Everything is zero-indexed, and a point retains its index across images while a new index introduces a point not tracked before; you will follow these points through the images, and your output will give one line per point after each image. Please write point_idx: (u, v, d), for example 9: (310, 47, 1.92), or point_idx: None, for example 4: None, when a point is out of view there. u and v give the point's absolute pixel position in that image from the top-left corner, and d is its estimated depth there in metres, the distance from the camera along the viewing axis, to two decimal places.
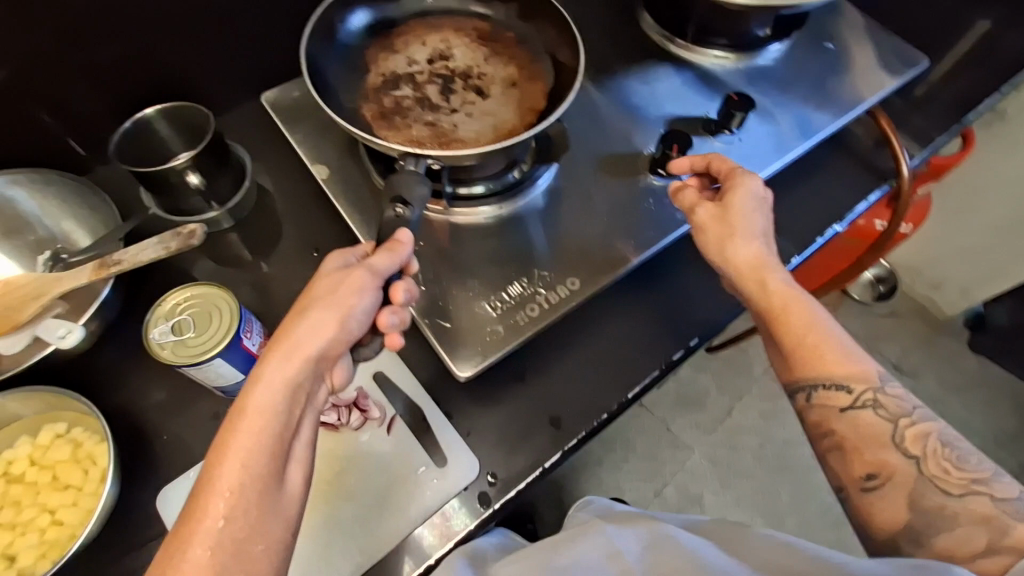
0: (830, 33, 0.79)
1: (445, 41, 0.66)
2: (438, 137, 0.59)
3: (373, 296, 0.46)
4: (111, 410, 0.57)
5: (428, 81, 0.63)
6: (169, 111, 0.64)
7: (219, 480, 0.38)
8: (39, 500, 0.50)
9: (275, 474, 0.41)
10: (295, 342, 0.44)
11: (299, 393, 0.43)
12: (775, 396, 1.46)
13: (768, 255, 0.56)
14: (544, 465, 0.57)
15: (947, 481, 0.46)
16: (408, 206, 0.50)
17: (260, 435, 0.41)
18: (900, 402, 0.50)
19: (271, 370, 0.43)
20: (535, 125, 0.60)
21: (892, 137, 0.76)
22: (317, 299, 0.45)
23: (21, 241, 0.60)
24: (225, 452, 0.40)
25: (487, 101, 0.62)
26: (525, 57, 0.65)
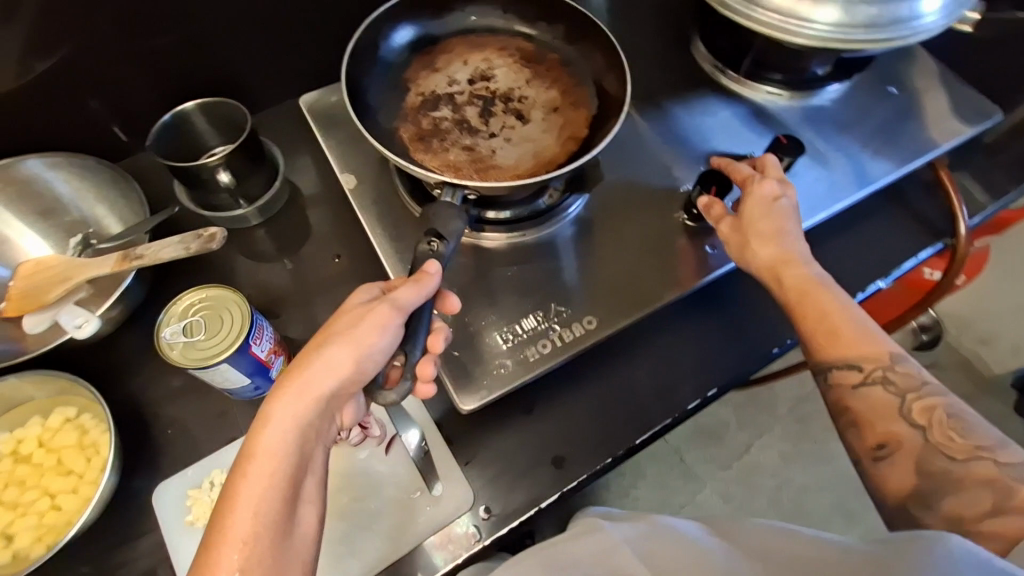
0: (895, 76, 0.75)
1: (487, 61, 0.64)
2: (476, 162, 0.58)
3: (393, 333, 0.46)
4: (121, 399, 0.58)
5: (468, 102, 0.61)
6: (207, 107, 0.64)
7: (232, 531, 0.38)
8: (42, 483, 0.51)
9: (289, 520, 0.40)
10: (308, 382, 0.44)
11: (311, 432, 0.44)
12: (797, 438, 1.40)
13: (794, 244, 0.58)
14: (541, 505, 0.56)
15: (951, 446, 0.47)
16: (443, 240, 0.49)
17: (273, 479, 0.41)
18: (911, 378, 0.51)
19: (283, 410, 0.43)
20: (575, 154, 0.58)
21: (950, 193, 0.72)
22: (332, 335, 0.45)
23: (54, 223, 0.62)
24: (238, 500, 0.39)
25: (526, 126, 0.60)
26: (569, 81, 0.63)
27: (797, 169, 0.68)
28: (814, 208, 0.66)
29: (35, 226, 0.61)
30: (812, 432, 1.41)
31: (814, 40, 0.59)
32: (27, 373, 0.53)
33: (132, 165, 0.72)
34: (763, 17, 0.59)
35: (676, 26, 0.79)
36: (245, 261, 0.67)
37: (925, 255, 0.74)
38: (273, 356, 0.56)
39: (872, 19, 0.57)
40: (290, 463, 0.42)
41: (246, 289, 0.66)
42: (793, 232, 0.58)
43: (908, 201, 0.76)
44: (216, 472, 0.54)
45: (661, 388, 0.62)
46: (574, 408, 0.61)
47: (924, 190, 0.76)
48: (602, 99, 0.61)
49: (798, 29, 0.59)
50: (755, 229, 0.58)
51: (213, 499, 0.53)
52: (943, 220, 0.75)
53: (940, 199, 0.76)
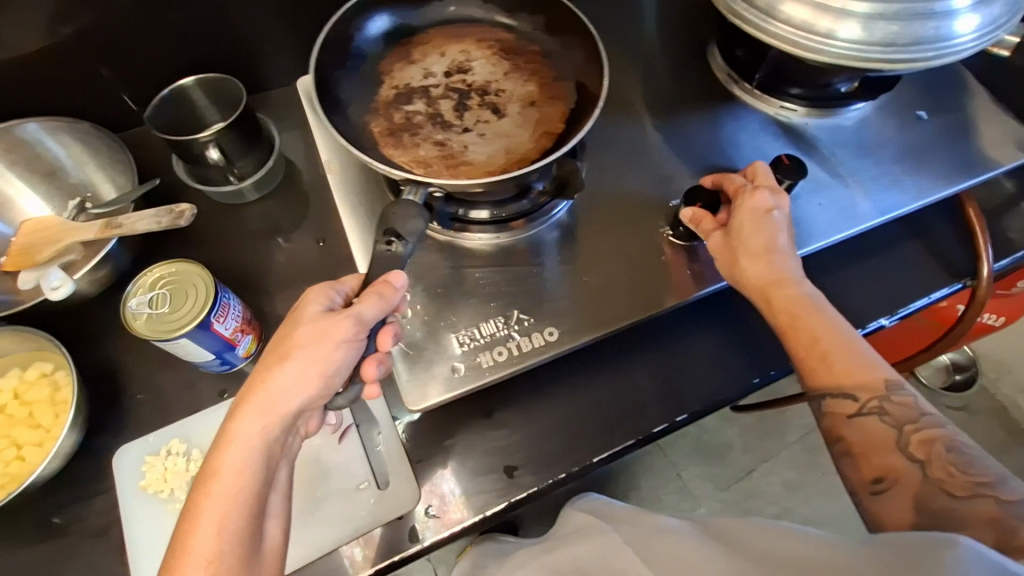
0: (925, 97, 0.69)
1: (465, 52, 0.64)
2: (446, 158, 0.57)
3: (351, 344, 0.45)
4: (96, 363, 0.60)
5: (443, 95, 0.61)
6: (205, 82, 0.65)
7: (194, 551, 0.39)
8: (12, 434, 0.54)
9: (252, 538, 0.41)
10: (273, 399, 0.44)
11: (274, 447, 0.44)
12: (804, 468, 1.34)
13: (788, 268, 0.54)
14: (486, 513, 0.55)
15: (951, 483, 0.42)
16: (402, 240, 0.48)
17: (235, 498, 0.41)
18: (908, 409, 0.48)
19: (246, 427, 0.43)
20: (549, 150, 0.57)
21: (978, 233, 0.67)
22: (293, 349, 0.45)
23: (56, 186, 0.64)
24: (199, 520, 0.40)
25: (501, 121, 0.59)
26: (548, 74, 0.61)
27: (801, 192, 0.63)
28: (813, 234, 0.61)
29: (37, 187, 0.64)
30: (821, 463, 1.35)
31: (835, 58, 0.54)
32: (6, 328, 0.56)
33: (137, 134, 0.73)
34: (777, 30, 0.55)
35: (693, 32, 0.75)
36: (231, 237, 0.68)
37: (940, 296, 0.68)
38: (239, 335, 0.56)
39: (892, 37, 0.53)
40: (253, 482, 0.42)
41: (229, 264, 0.67)
42: (783, 247, 0.55)
43: (929, 236, 0.71)
44: (174, 441, 0.56)
45: (629, 408, 0.60)
46: (535, 418, 0.59)
47: (950, 227, 0.71)
48: (579, 93, 0.59)
49: (816, 46, 0.54)
50: (745, 246, 0.55)
51: (167, 467, 0.55)
52: (966, 259, 0.69)
53: (965, 237, 0.70)
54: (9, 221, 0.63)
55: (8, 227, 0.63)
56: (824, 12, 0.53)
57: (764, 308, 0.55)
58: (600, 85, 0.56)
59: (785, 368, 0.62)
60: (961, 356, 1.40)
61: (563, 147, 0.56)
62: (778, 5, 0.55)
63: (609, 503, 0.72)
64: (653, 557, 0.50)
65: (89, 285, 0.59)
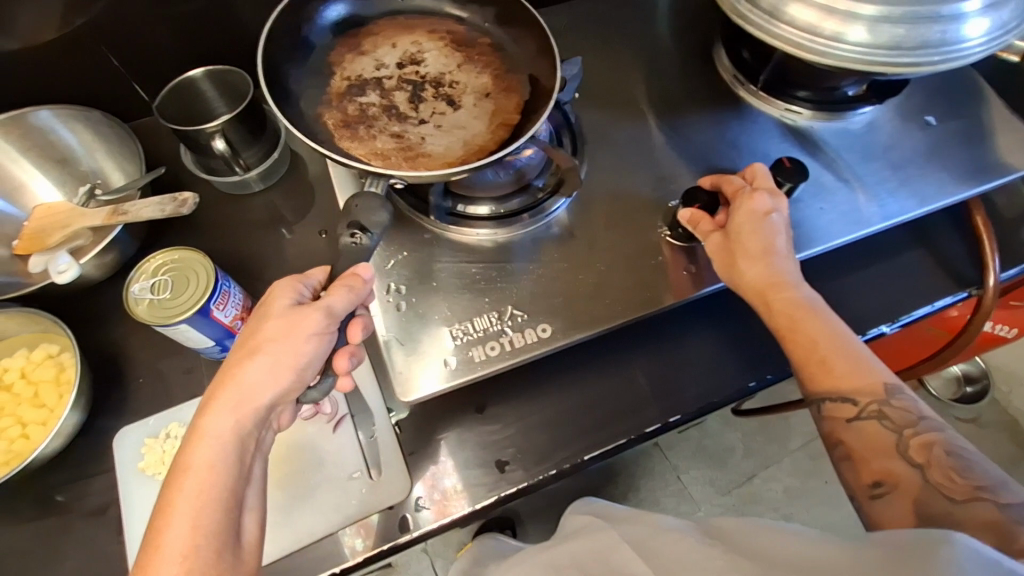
0: (934, 102, 0.68)
1: (416, 43, 0.64)
2: (404, 150, 0.58)
3: (321, 337, 0.47)
4: (100, 346, 0.61)
5: (396, 87, 0.61)
6: (214, 74, 0.66)
7: (168, 545, 0.38)
8: (17, 412, 0.56)
9: (229, 530, 0.41)
10: (243, 393, 0.45)
11: (247, 441, 0.45)
12: (806, 475, 1.33)
13: (785, 271, 0.54)
14: (475, 506, 0.56)
15: (951, 487, 0.42)
16: (366, 232, 0.49)
17: (208, 491, 0.41)
18: (908, 412, 0.47)
19: (217, 421, 0.44)
20: (507, 141, 0.58)
21: (985, 242, 0.65)
22: (262, 344, 0.45)
23: (67, 172, 0.66)
24: (172, 514, 0.40)
25: (456, 113, 0.61)
26: (500, 66, 0.63)
27: (801, 196, 0.62)
28: (814, 238, 0.61)
29: (49, 173, 0.66)
30: (823, 471, 1.34)
31: (844, 62, 0.54)
32: (14, 309, 0.57)
33: (147, 124, 0.74)
34: (782, 33, 0.55)
35: (699, 33, 0.74)
36: (235, 226, 0.69)
37: (944, 305, 0.67)
38: (239, 322, 0.57)
39: (898, 40, 0.52)
40: (225, 476, 0.42)
41: (232, 253, 0.68)
42: (782, 249, 0.54)
43: (934, 243, 0.70)
44: (173, 425, 0.57)
45: (621, 407, 0.60)
46: (528, 414, 0.60)
47: (956, 234, 0.70)
48: (534, 85, 0.60)
49: (824, 49, 0.53)
50: (744, 248, 0.54)
51: (165, 450, 0.56)
52: (971, 268, 0.68)
53: (972, 245, 0.69)
54: (20, 206, 0.64)
55: (20, 212, 0.64)
56: (830, 15, 0.53)
57: (763, 312, 0.54)
58: (554, 77, 0.56)
59: (782, 372, 0.62)
60: (972, 368, 1.37)
61: (519, 138, 0.57)
62: (784, 6, 0.54)
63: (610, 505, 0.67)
64: (654, 556, 0.46)
65: (95, 270, 0.60)
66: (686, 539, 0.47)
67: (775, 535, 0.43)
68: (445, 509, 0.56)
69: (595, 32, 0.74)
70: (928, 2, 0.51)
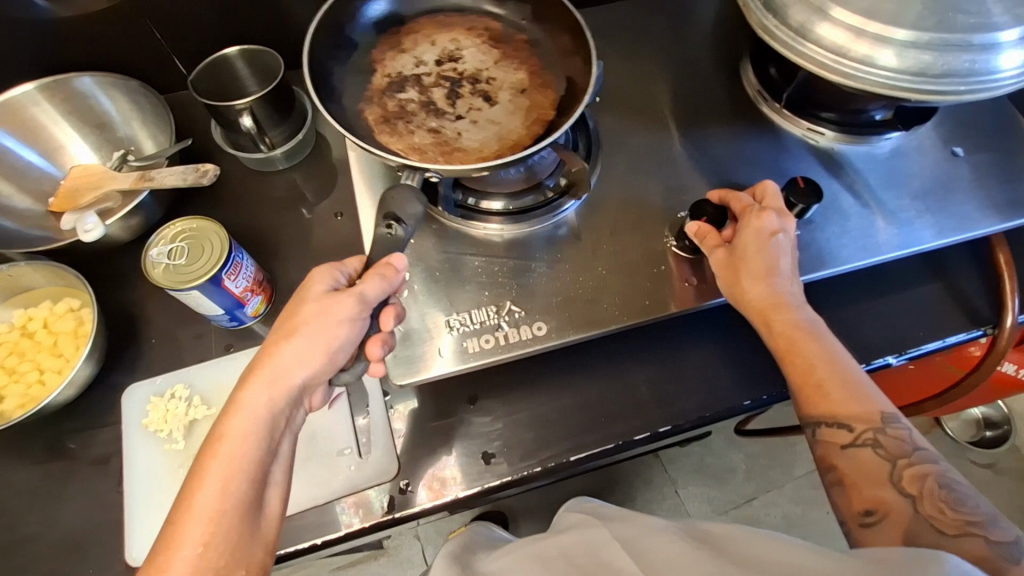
0: (962, 132, 0.66)
1: (455, 41, 0.66)
2: (442, 145, 0.59)
3: (356, 323, 0.47)
4: (118, 304, 0.64)
5: (435, 83, 0.63)
6: (247, 53, 0.69)
7: (197, 506, 0.41)
8: (37, 359, 0.59)
9: (254, 499, 0.43)
10: (280, 371, 0.46)
11: (279, 418, 0.46)
12: (807, 503, 1.30)
13: (788, 296, 0.53)
14: (458, 494, 0.57)
15: (942, 520, 0.41)
16: (401, 223, 0.51)
17: (240, 459, 0.43)
18: (902, 443, 0.46)
19: (254, 397, 0.45)
20: (541, 137, 0.59)
21: (1005, 280, 0.63)
22: (299, 326, 0.46)
23: (105, 138, 0.70)
24: (202, 480, 0.42)
25: (493, 108, 0.62)
26: (537, 63, 0.64)
27: (815, 218, 0.61)
28: (824, 262, 0.59)
29: (87, 137, 0.69)
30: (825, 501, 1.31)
31: (875, 87, 0.53)
32: (41, 263, 0.60)
33: (181, 98, 0.77)
34: (812, 53, 0.54)
35: (727, 47, 0.74)
36: (256, 202, 0.72)
37: (957, 341, 0.65)
38: (249, 294, 0.60)
39: (923, 67, 0.51)
40: (256, 450, 0.44)
41: (250, 227, 0.70)
42: (785, 271, 0.53)
43: (952, 278, 0.68)
44: (178, 386, 0.60)
45: (613, 411, 0.60)
46: (518, 410, 0.60)
47: (977, 271, 0.68)
48: (568, 85, 0.61)
49: (853, 71, 0.53)
50: (747, 267, 0.53)
51: (168, 408, 0.58)
52: (989, 306, 0.66)
53: (992, 284, 0.67)
54: (59, 166, 0.68)
55: (58, 171, 0.68)
56: (861, 37, 0.52)
57: (763, 334, 0.54)
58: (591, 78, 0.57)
59: (778, 394, 0.61)
60: (994, 411, 1.34)
61: (553, 136, 0.58)
62: (812, 25, 0.53)
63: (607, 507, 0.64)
64: (646, 558, 0.46)
65: (121, 232, 0.63)
66: (657, 543, 0.47)
67: (759, 540, 0.44)
68: (438, 491, 0.57)
69: (626, 40, 0.74)
70: (961, 29, 0.50)
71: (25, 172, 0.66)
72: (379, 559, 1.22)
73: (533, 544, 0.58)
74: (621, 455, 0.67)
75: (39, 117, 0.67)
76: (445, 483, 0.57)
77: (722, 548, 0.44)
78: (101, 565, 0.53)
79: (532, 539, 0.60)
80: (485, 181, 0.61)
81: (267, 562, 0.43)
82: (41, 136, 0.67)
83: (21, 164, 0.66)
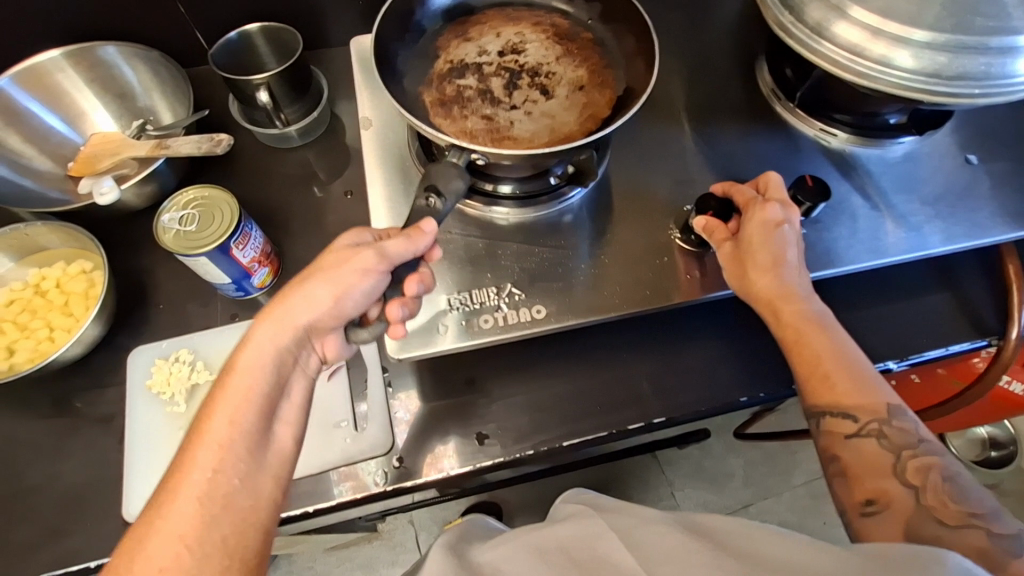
0: (978, 140, 0.65)
1: (520, 35, 0.66)
2: (492, 132, 0.59)
3: (378, 278, 0.48)
4: (130, 269, 0.65)
5: (495, 74, 0.63)
6: (269, 30, 0.70)
7: (209, 433, 0.40)
8: (47, 317, 0.61)
9: (262, 433, 0.42)
10: (290, 310, 0.46)
11: (287, 358, 0.46)
12: (804, 513, 1.29)
13: (798, 286, 0.53)
14: (449, 472, 0.57)
15: (944, 511, 0.42)
16: (441, 198, 0.49)
17: (251, 393, 0.43)
18: (906, 435, 0.47)
19: (262, 333, 0.45)
20: (592, 132, 0.59)
21: (1014, 292, 0.62)
22: (318, 269, 0.47)
23: (126, 108, 0.71)
24: (214, 411, 0.41)
25: (549, 101, 0.62)
26: (598, 61, 0.64)
27: (821, 217, 0.61)
28: (827, 261, 0.59)
29: (109, 105, 0.71)
30: (822, 512, 1.29)
31: (886, 86, 0.52)
32: (57, 223, 0.62)
33: (202, 72, 0.79)
34: (827, 52, 0.54)
35: (745, 45, 0.74)
36: (269, 177, 0.73)
37: (960, 350, 0.65)
38: (256, 265, 0.61)
39: (937, 68, 0.50)
40: (265, 384, 0.44)
41: (262, 201, 0.71)
42: (792, 262, 0.53)
43: (959, 286, 0.67)
44: (183, 350, 0.61)
45: (610, 401, 0.61)
46: (514, 394, 0.61)
47: (985, 280, 0.67)
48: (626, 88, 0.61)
49: (867, 71, 0.52)
50: (753, 259, 0.53)
51: (172, 371, 0.59)
52: (996, 318, 0.65)
53: (1001, 296, 0.66)
54: (81, 132, 0.70)
55: (79, 137, 0.70)
56: (878, 37, 0.51)
57: (767, 326, 0.54)
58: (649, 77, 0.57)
59: (775, 393, 0.61)
60: (1000, 432, 1.32)
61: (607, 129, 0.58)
62: (829, 24, 0.53)
63: (601, 498, 0.64)
64: (643, 551, 0.46)
65: (136, 199, 0.64)
66: (654, 532, 0.48)
67: (754, 533, 0.44)
68: (430, 468, 0.58)
69: None
70: (978, 32, 0.49)
71: (47, 135, 0.68)
72: (372, 542, 1.23)
73: (524, 529, 0.58)
74: (616, 445, 0.67)
75: (63, 83, 0.68)
76: (441, 459, 0.58)
77: (719, 541, 0.45)
78: (99, 520, 0.54)
79: (528, 528, 0.58)
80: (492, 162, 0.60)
81: (278, 501, 0.41)
82: (65, 102, 0.69)
83: (43, 127, 0.68)
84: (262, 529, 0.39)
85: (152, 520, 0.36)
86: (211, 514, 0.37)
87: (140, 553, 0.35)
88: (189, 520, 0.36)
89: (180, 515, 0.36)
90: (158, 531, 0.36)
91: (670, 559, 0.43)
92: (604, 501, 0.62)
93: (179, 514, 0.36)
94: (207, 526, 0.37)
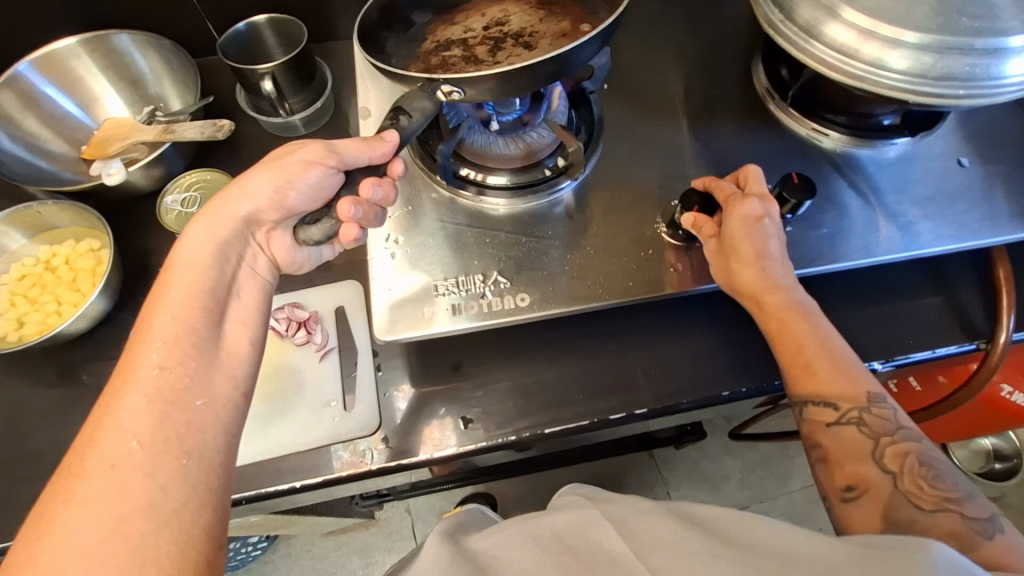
0: (972, 143, 0.65)
1: (504, 11, 0.68)
2: None
3: (323, 170, 0.51)
4: (137, 248, 0.68)
5: (480, 43, 0.65)
6: (271, 21, 0.73)
7: (154, 333, 0.43)
8: (55, 292, 0.64)
9: (210, 331, 0.45)
10: (225, 204, 0.51)
11: (228, 254, 0.50)
12: (802, 519, 1.28)
13: (780, 276, 0.54)
14: (433, 454, 0.59)
15: (920, 496, 0.43)
16: (409, 116, 0.49)
17: (194, 292, 0.46)
18: (885, 421, 0.47)
19: (197, 229, 0.49)
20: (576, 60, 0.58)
21: (1004, 296, 0.62)
22: (257, 167, 0.52)
23: (137, 94, 0.74)
24: (159, 310, 0.44)
25: (533, 53, 0.63)
26: (581, 12, 0.65)
27: (810, 215, 0.62)
28: (814, 259, 0.59)
29: (122, 92, 0.74)
30: (819, 518, 1.28)
31: (875, 87, 0.53)
32: (67, 202, 0.65)
33: (212, 62, 0.81)
34: (817, 52, 0.54)
35: (740, 45, 0.74)
36: None
37: (948, 353, 0.64)
38: None
39: (924, 68, 0.51)
40: (210, 275, 0.48)
41: None
42: (775, 254, 0.54)
43: (950, 289, 0.67)
44: None
45: (593, 390, 0.62)
46: (499, 381, 0.62)
47: (976, 284, 0.67)
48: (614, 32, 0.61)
49: (857, 72, 0.53)
50: (736, 253, 0.54)
51: None
52: (987, 322, 0.65)
53: (992, 300, 0.66)
54: (94, 116, 0.73)
55: (93, 121, 0.73)
56: (869, 37, 0.51)
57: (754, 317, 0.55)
58: None
59: (757, 387, 0.61)
60: (1004, 443, 1.29)
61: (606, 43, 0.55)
62: (821, 25, 0.54)
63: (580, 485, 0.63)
64: (626, 535, 0.43)
65: (143, 180, 0.67)
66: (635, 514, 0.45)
67: (734, 519, 0.43)
68: (411, 449, 0.59)
69: (641, 31, 0.75)
70: (964, 33, 0.49)
71: (63, 119, 0.71)
72: (368, 529, 1.25)
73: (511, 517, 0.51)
74: (602, 437, 0.68)
75: (78, 69, 0.71)
76: (427, 439, 0.60)
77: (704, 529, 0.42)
78: None
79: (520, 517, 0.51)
80: (486, 155, 0.64)
81: (233, 395, 0.43)
82: (79, 87, 0.72)
83: (59, 111, 0.71)
84: (217, 425, 0.41)
85: (101, 419, 0.38)
86: (160, 405, 0.39)
87: (91, 451, 0.37)
88: (140, 418, 0.38)
89: (132, 410, 0.38)
90: (108, 428, 0.37)
91: (653, 545, 0.40)
92: (600, 493, 0.55)
93: (130, 409, 0.38)
94: (159, 422, 0.39)
